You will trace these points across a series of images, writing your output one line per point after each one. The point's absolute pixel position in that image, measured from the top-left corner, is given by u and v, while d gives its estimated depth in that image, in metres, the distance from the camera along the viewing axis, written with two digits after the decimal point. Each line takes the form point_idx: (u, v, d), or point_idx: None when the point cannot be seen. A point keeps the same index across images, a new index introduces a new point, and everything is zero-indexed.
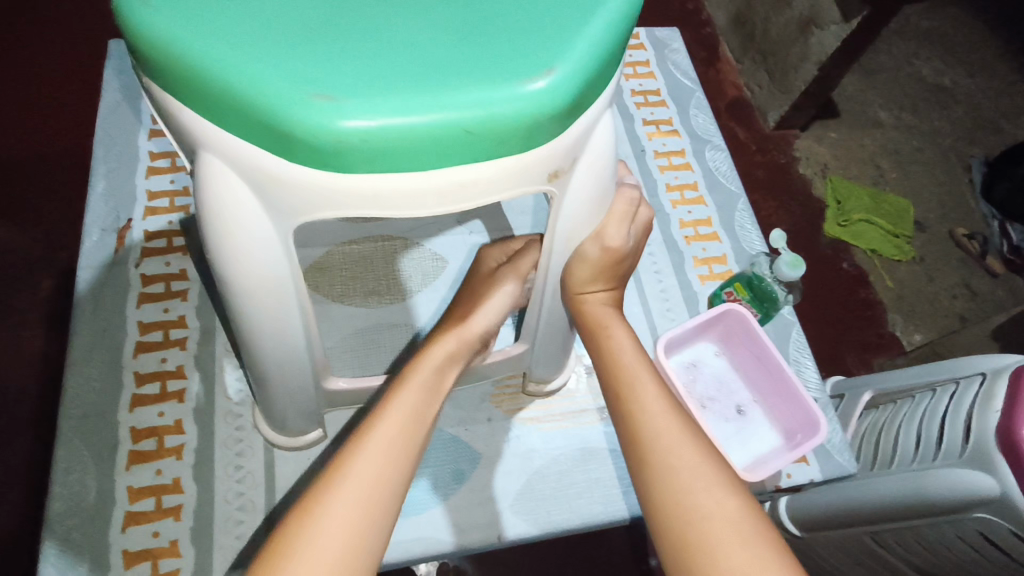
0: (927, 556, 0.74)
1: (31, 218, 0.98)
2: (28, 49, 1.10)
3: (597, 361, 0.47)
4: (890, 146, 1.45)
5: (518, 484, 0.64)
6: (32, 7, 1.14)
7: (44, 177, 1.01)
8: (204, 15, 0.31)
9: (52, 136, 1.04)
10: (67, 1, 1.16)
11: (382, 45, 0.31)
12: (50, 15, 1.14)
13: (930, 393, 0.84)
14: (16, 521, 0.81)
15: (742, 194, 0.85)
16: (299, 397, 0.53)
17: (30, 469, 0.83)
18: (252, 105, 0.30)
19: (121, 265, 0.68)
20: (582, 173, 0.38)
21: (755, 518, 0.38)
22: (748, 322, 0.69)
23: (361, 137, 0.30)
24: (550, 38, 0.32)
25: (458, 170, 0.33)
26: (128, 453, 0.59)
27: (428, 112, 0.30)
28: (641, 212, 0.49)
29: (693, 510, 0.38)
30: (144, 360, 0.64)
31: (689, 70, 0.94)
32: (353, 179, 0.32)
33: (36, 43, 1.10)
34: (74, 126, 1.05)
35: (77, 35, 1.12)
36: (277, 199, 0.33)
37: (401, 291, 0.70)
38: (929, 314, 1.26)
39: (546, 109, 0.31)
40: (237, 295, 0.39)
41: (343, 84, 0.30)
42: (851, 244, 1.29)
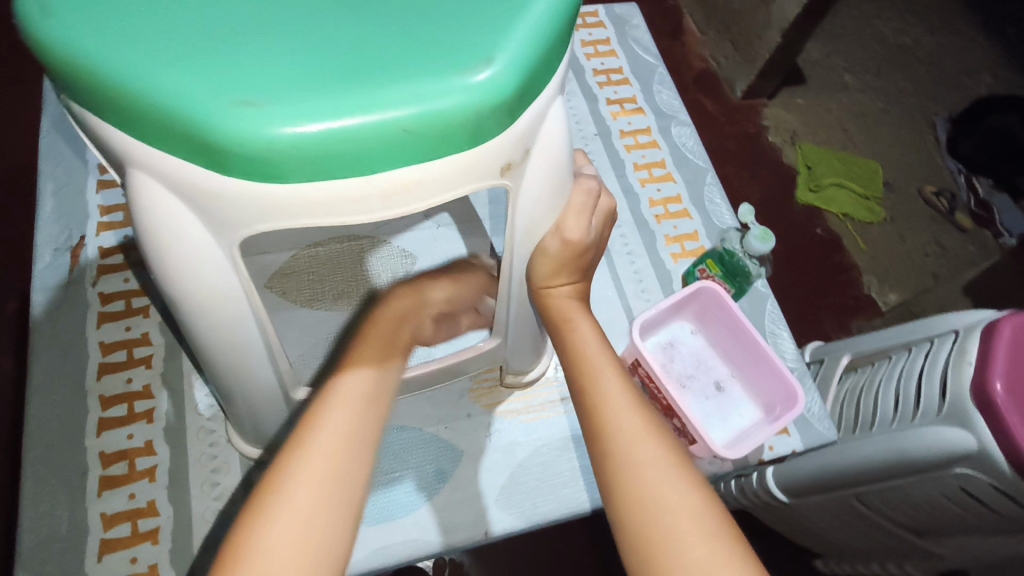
0: (907, 510, 0.77)
1: None
2: None
3: (564, 355, 0.47)
4: (856, 109, 1.45)
5: (502, 478, 0.63)
6: None
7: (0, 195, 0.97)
8: (121, 26, 0.29)
9: (6, 153, 1.00)
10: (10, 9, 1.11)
11: (311, 45, 0.29)
12: None
13: (906, 352, 0.85)
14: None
15: (710, 168, 0.84)
16: (269, 409, 0.52)
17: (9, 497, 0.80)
18: (176, 118, 0.28)
19: (78, 284, 0.65)
20: (535, 165, 0.37)
21: (718, 519, 0.37)
22: (721, 298, 0.67)
23: (293, 144, 0.28)
24: (488, 26, 0.31)
25: (402, 171, 0.31)
26: (99, 479, 0.58)
27: (362, 113, 0.28)
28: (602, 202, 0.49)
29: (656, 506, 0.37)
30: (108, 382, 0.62)
31: (650, 47, 0.93)
32: (291, 189, 0.30)
33: None
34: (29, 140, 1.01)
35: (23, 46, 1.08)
36: (215, 213, 0.32)
37: (370, 291, 0.69)
38: (903, 273, 1.27)
39: (488, 102, 0.30)
40: (187, 312, 0.38)
41: (272, 90, 0.28)
42: (824, 209, 1.30)
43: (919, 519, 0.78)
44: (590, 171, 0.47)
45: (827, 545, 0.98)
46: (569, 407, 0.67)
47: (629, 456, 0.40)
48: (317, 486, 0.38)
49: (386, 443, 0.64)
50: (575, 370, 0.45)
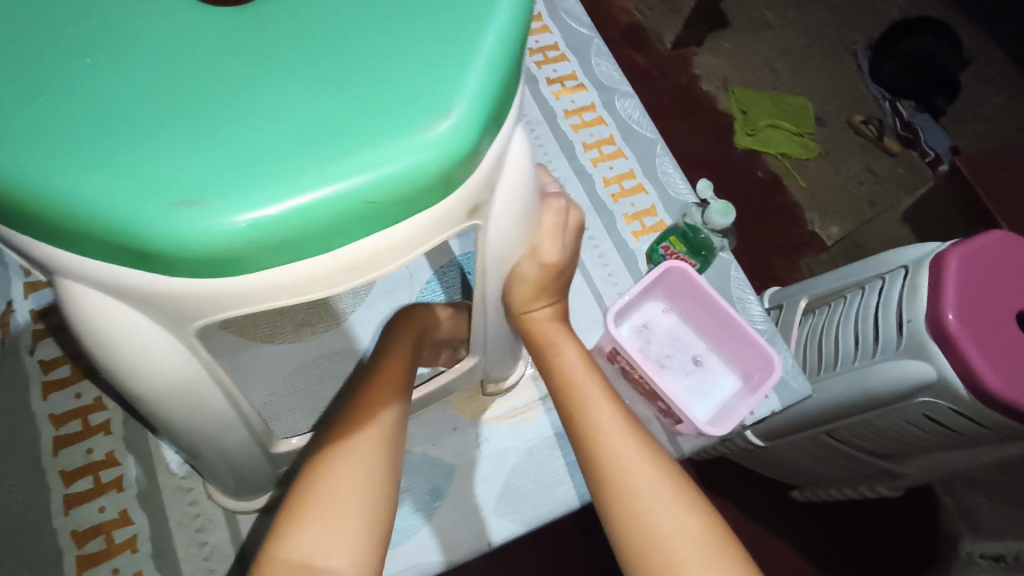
0: (876, 439, 0.82)
1: None
2: None
3: (547, 377, 0.47)
4: (781, 47, 1.46)
5: (497, 486, 0.63)
6: None
7: None
8: (30, 127, 0.26)
9: None
10: None
11: (253, 122, 0.27)
12: None
13: (860, 291, 0.88)
14: None
15: (659, 139, 0.83)
16: (249, 467, 0.50)
17: None
18: (109, 228, 0.25)
19: (14, 355, 0.60)
20: (502, 202, 0.36)
21: (720, 544, 0.37)
22: (690, 276, 0.68)
23: (245, 237, 0.26)
24: (441, 73, 0.28)
25: (370, 240, 0.29)
26: (76, 560, 0.54)
27: (318, 193, 0.26)
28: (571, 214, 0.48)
29: (658, 538, 0.37)
30: (67, 456, 0.58)
31: (582, 17, 0.91)
32: (249, 279, 0.28)
33: None
34: None
35: None
36: (163, 309, 0.29)
37: (335, 315, 0.67)
38: (841, 206, 1.31)
39: (452, 156, 0.28)
40: (149, 403, 0.35)
41: (213, 181, 0.25)
42: (762, 151, 1.32)
43: (885, 445, 0.82)
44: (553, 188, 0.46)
45: (797, 475, 0.99)
46: (547, 407, 0.67)
47: (625, 485, 0.39)
48: (337, 505, 0.40)
49: None
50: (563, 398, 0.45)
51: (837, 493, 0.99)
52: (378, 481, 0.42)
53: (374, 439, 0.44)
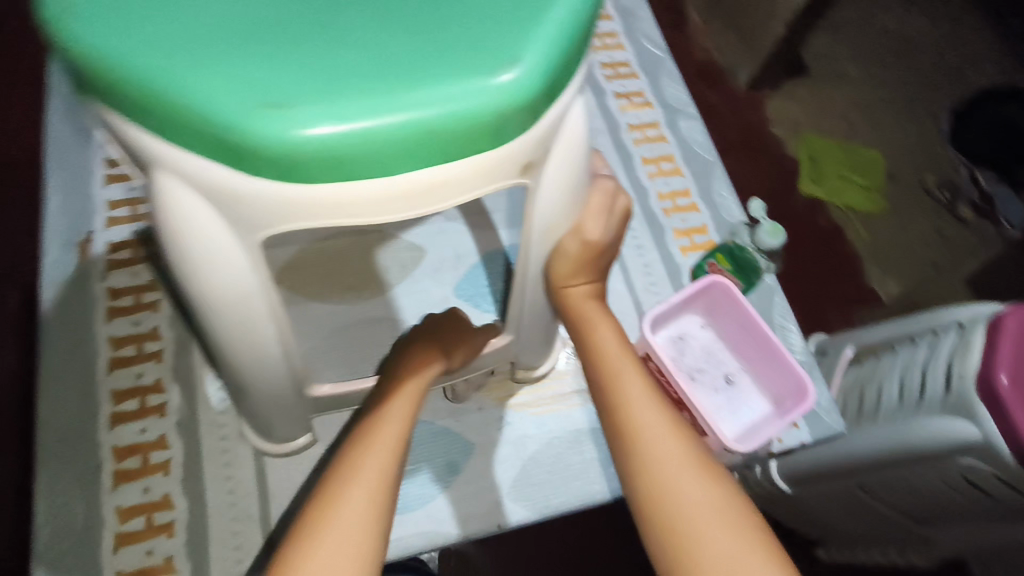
0: (910, 498, 0.77)
1: None
2: None
3: (584, 353, 0.48)
4: (859, 100, 1.45)
5: (514, 470, 0.64)
6: None
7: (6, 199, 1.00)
8: (149, 26, 0.29)
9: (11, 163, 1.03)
10: None
11: (340, 47, 0.29)
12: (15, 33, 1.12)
13: (910, 344, 0.85)
14: None
15: (718, 162, 0.84)
16: (282, 405, 0.52)
17: None
18: (202, 120, 0.28)
19: (86, 280, 0.65)
20: (555, 166, 0.37)
21: (740, 514, 0.39)
22: (732, 293, 0.68)
23: (320, 146, 0.28)
24: (516, 28, 0.31)
25: (428, 172, 0.31)
26: (113, 473, 0.58)
27: (389, 116, 0.28)
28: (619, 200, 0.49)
29: (681, 503, 0.39)
30: (119, 376, 0.62)
31: (657, 38, 0.93)
32: (316, 190, 0.30)
33: None
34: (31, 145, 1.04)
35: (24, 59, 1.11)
36: (237, 213, 0.32)
37: (381, 285, 0.70)
38: (904, 264, 1.27)
39: (514, 102, 0.30)
40: (206, 313, 0.38)
41: (297, 94, 0.28)
42: (828, 201, 1.30)
43: (919, 505, 0.77)
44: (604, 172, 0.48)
45: (823, 529, 0.96)
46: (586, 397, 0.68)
47: (651, 453, 0.40)
48: (358, 513, 0.40)
49: None
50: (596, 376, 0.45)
51: (865, 554, 0.95)
52: (385, 505, 0.41)
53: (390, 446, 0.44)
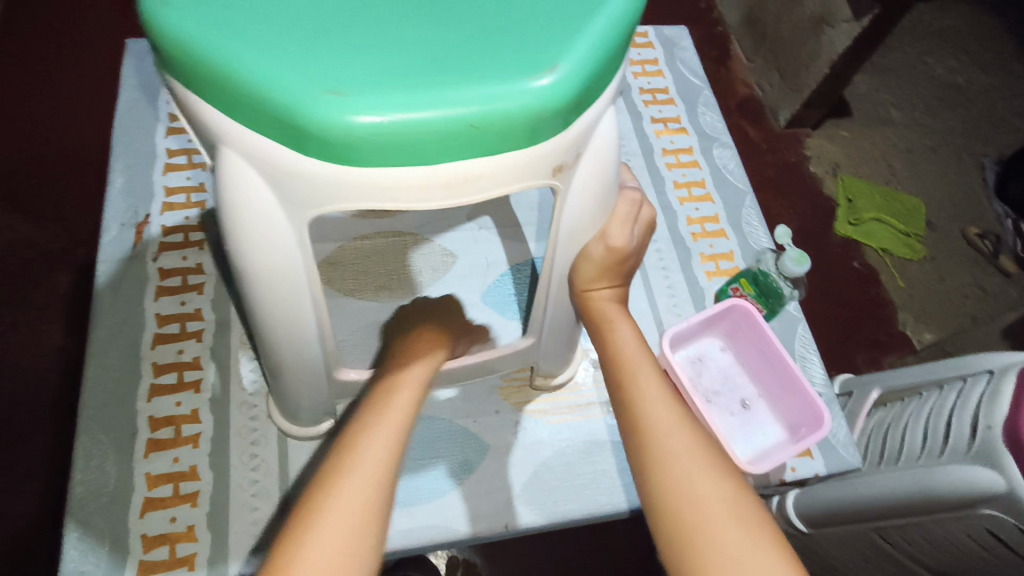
0: (935, 554, 0.71)
1: (59, 224, 1.06)
2: (65, 95, 1.19)
3: (604, 355, 0.50)
4: (901, 146, 1.44)
5: (527, 474, 0.65)
6: (68, 41, 1.25)
7: (77, 195, 1.09)
8: (230, 17, 0.32)
9: (87, 166, 1.12)
10: (93, 39, 1.25)
11: (396, 46, 0.33)
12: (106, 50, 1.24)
13: (938, 390, 0.85)
14: (32, 513, 0.85)
15: (749, 192, 0.86)
16: (311, 387, 0.55)
17: (52, 462, 0.89)
18: (269, 101, 0.31)
19: (140, 258, 0.70)
20: (585, 170, 0.40)
21: (749, 509, 0.40)
22: (753, 317, 0.69)
23: (371, 132, 0.31)
24: (555, 39, 0.34)
25: (466, 164, 0.34)
26: (146, 441, 0.61)
27: (435, 110, 0.32)
28: (645, 212, 0.52)
29: (692, 495, 0.40)
30: (161, 351, 0.66)
31: (697, 69, 0.95)
32: (364, 173, 0.33)
33: (66, 87, 1.20)
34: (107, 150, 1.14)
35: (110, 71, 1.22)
36: (290, 192, 0.35)
37: (412, 286, 0.72)
38: (939, 312, 1.25)
39: (550, 105, 0.33)
40: (252, 285, 0.41)
41: (356, 84, 0.31)
42: (863, 243, 1.29)
43: (945, 562, 0.71)
44: (632, 184, 0.51)
45: None
46: (608, 409, 0.69)
47: (665, 449, 0.43)
48: (351, 511, 0.39)
49: (418, 430, 0.66)
50: (615, 375, 0.48)
51: None
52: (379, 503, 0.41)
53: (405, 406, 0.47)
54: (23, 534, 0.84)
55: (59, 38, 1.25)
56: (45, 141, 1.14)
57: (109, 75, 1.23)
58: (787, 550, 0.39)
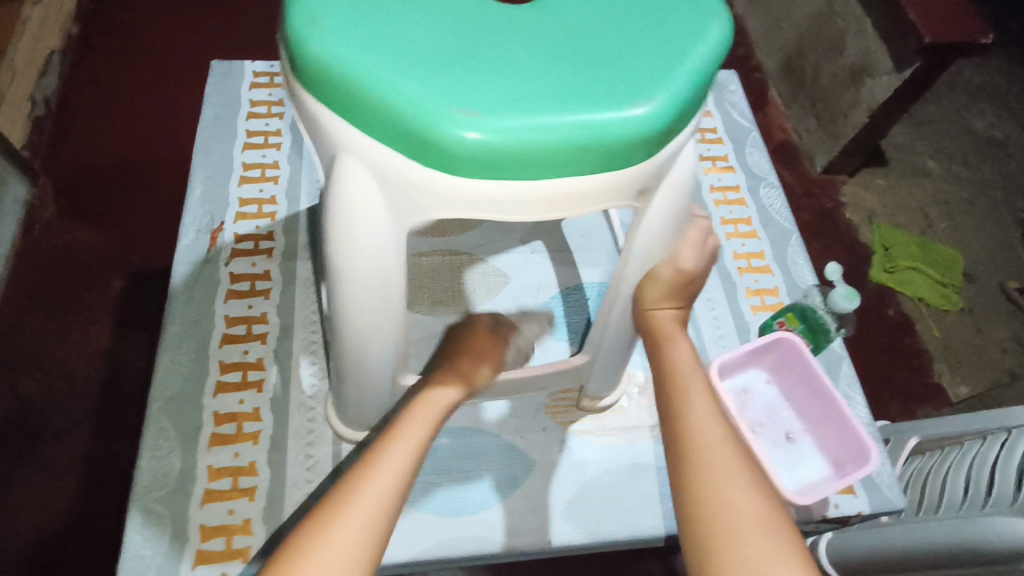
0: None
1: (118, 230, 1.12)
2: (133, 112, 1.27)
3: (661, 369, 0.52)
4: (940, 197, 1.45)
5: (570, 492, 0.66)
6: (140, 64, 1.34)
7: (133, 203, 1.15)
8: (365, 39, 0.36)
9: (148, 177, 1.19)
10: (164, 63, 1.35)
11: (512, 72, 0.36)
12: (175, 74, 1.33)
13: (981, 440, 0.84)
14: (66, 509, 0.87)
15: (795, 231, 0.87)
16: (379, 393, 0.58)
17: (88, 459, 0.91)
18: (400, 116, 0.35)
19: (213, 263, 0.73)
20: (667, 193, 0.42)
21: (774, 524, 0.41)
22: (800, 351, 0.70)
23: (489, 147, 0.35)
24: (654, 72, 0.37)
25: (565, 181, 0.37)
26: (210, 435, 0.64)
27: (547, 131, 0.35)
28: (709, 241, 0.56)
29: (721, 505, 0.42)
30: (228, 350, 0.69)
31: (746, 111, 0.99)
32: (471, 184, 0.37)
33: (134, 105, 1.28)
34: (169, 165, 1.21)
35: (177, 92, 1.31)
36: (403, 200, 0.38)
37: (464, 302, 0.75)
38: (976, 366, 1.24)
39: (647, 131, 0.36)
40: (348, 289, 0.44)
41: (478, 104, 0.35)
42: (897, 291, 1.29)
43: None
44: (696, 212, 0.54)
45: None
46: (655, 433, 0.71)
47: (703, 458, 0.44)
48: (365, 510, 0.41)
49: (465, 443, 0.68)
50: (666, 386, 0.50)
51: None
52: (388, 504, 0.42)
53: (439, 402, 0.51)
54: (56, 528, 0.86)
55: (132, 61, 1.34)
56: (113, 151, 1.21)
57: (176, 95, 1.30)
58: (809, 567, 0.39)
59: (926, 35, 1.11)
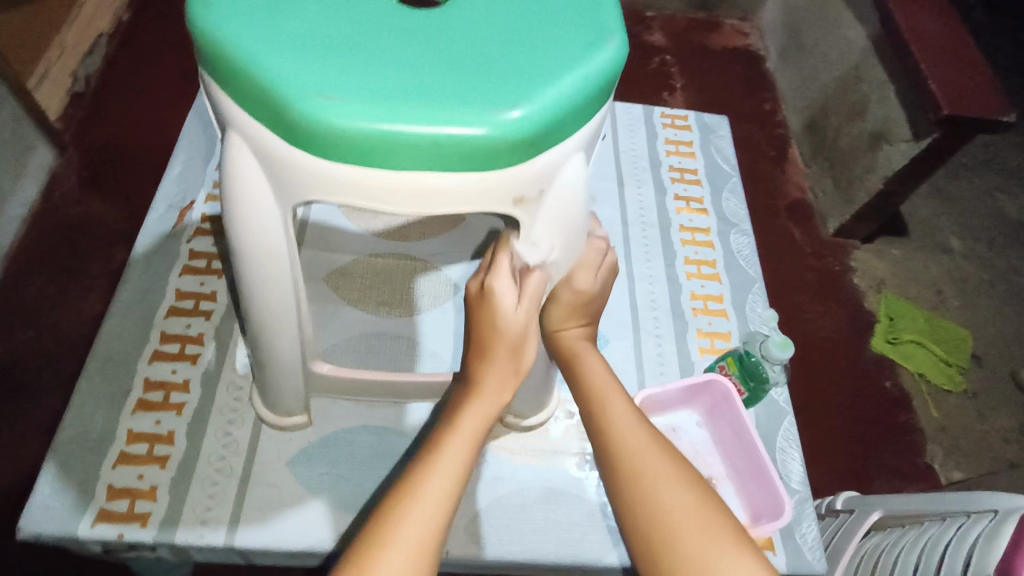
0: None
1: (129, 207, 1.17)
2: (165, 99, 1.32)
3: (577, 387, 0.56)
4: (956, 275, 1.40)
5: (478, 506, 0.66)
6: (179, 56, 1.40)
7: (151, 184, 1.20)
8: (257, 23, 0.38)
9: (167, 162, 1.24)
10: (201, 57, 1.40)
11: (387, 65, 0.38)
12: None
13: (938, 522, 0.77)
14: (26, 469, 0.89)
15: (759, 279, 0.87)
16: (290, 378, 0.59)
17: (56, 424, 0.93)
18: (272, 95, 0.37)
19: (176, 238, 0.77)
20: (551, 204, 0.43)
21: (709, 513, 0.45)
22: (731, 397, 0.69)
23: (349, 133, 0.36)
24: (529, 82, 0.38)
25: (431, 177, 0.39)
26: (136, 400, 0.66)
27: (407, 123, 0.36)
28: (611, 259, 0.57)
29: (660, 509, 0.46)
30: (171, 322, 0.71)
31: (730, 157, 0.99)
32: (340, 169, 0.39)
33: (165, 93, 1.34)
34: None
35: None
36: (283, 178, 0.40)
37: (411, 306, 0.77)
38: (974, 453, 1.17)
39: (511, 136, 0.38)
40: (242, 264, 0.46)
41: (344, 90, 0.37)
42: (899, 364, 1.23)
43: None
44: (601, 234, 0.56)
45: None
46: (575, 461, 0.70)
47: (633, 470, 0.48)
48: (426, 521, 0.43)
49: (385, 443, 0.67)
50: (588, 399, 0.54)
51: None
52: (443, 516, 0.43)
53: (506, 372, 0.51)
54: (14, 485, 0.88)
55: (173, 53, 1.41)
56: (140, 135, 1.26)
57: None
58: (746, 543, 0.44)
59: (944, 108, 1.08)
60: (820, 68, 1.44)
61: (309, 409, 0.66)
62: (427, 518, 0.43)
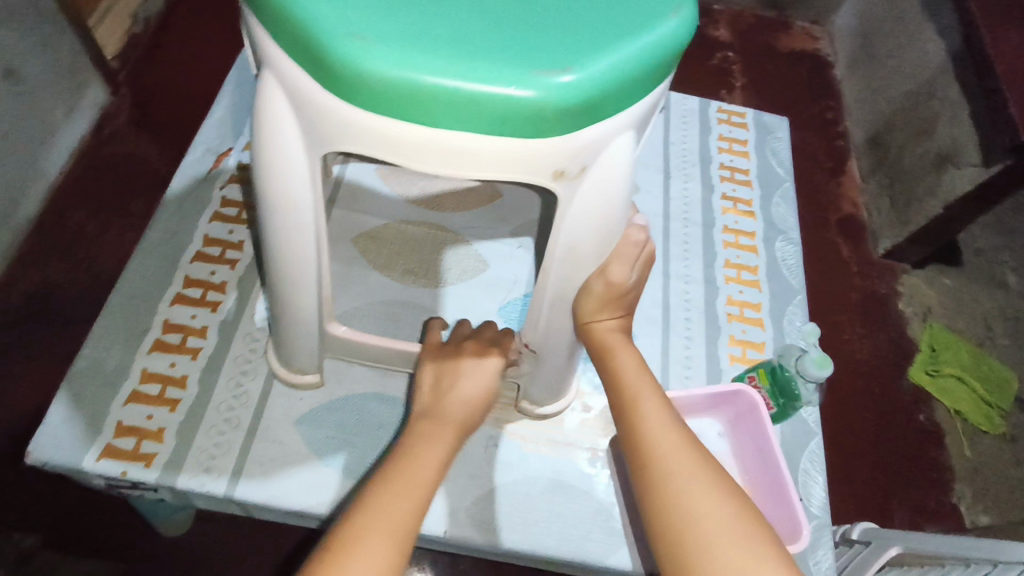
0: None
1: (171, 150, 1.17)
2: (215, 49, 1.31)
3: (610, 385, 0.53)
4: (1010, 311, 1.31)
5: (479, 491, 0.64)
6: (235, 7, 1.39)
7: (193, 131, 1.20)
8: None
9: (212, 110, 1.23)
10: None
11: (432, 13, 0.35)
12: None
13: (961, 568, 0.70)
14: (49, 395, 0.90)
15: (801, 291, 0.82)
16: (303, 337, 0.58)
17: None
18: (306, 32, 0.35)
19: (210, 183, 0.76)
20: (590, 182, 0.40)
21: (746, 528, 0.43)
22: (757, 409, 0.65)
23: (381, 80, 0.34)
24: (582, 46, 0.35)
25: (464, 138, 0.37)
26: (154, 340, 0.66)
27: (444, 75, 0.34)
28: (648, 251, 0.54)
29: (693, 518, 0.43)
30: (196, 267, 0.71)
31: (786, 161, 0.94)
32: (371, 119, 0.37)
33: (217, 43, 1.33)
34: None
35: None
36: (312, 124, 0.38)
37: (437, 278, 0.75)
38: (1007, 501, 1.10)
39: (555, 101, 0.35)
40: (267, 214, 0.44)
41: (382, 34, 0.34)
42: (936, 398, 1.17)
43: None
44: (640, 223, 0.54)
45: None
46: (587, 456, 0.68)
47: (665, 474, 0.46)
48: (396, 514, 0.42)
49: (392, 413, 0.66)
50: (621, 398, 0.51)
51: None
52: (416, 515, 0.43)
53: (468, 409, 0.52)
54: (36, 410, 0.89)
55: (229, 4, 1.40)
56: (190, 81, 1.26)
57: None
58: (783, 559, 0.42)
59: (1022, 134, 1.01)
60: (892, 80, 1.36)
61: (321, 371, 0.65)
62: (399, 500, 0.43)
